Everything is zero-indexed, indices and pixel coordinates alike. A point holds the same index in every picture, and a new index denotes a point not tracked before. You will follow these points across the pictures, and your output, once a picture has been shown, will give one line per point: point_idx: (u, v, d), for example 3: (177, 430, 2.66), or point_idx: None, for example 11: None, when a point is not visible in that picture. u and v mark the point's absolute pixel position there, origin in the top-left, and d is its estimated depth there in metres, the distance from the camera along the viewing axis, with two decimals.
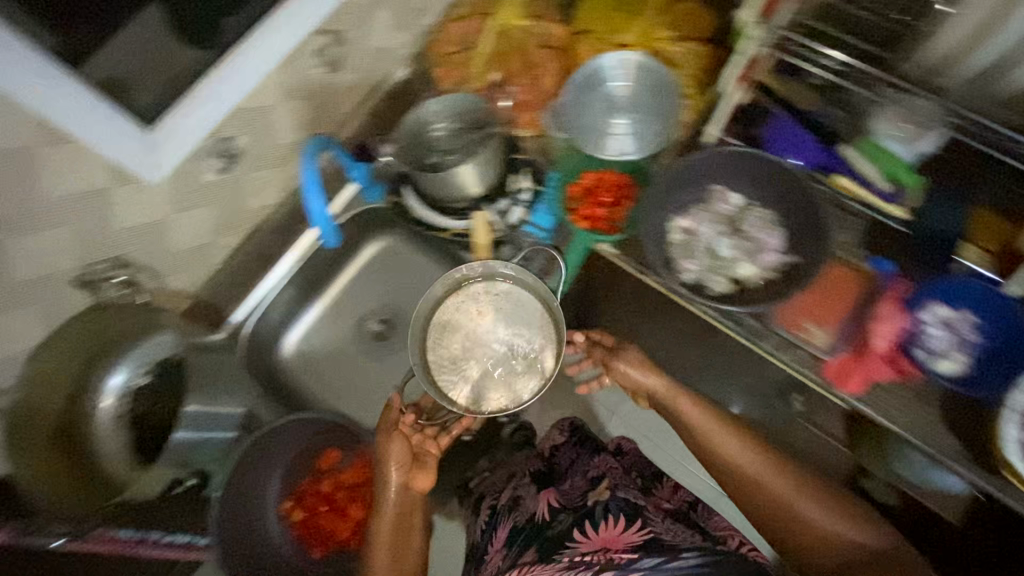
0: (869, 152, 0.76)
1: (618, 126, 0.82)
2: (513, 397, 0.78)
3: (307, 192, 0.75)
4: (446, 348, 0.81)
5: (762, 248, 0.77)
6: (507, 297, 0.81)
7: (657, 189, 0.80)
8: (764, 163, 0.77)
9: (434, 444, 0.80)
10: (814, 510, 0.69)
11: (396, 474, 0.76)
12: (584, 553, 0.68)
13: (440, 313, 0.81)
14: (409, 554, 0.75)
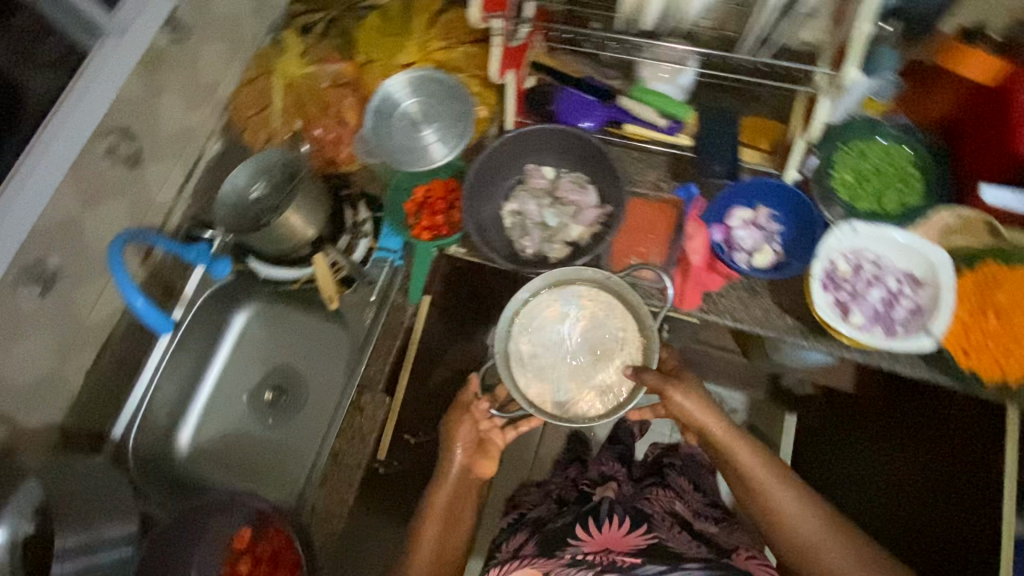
0: (643, 97, 0.85)
1: (425, 140, 0.86)
2: (587, 412, 0.77)
3: (122, 291, 0.75)
4: (530, 343, 0.80)
5: (581, 207, 0.85)
6: (604, 308, 0.79)
7: (477, 182, 0.84)
8: (556, 133, 0.84)
9: (499, 435, 0.88)
10: (817, 530, 0.70)
11: (462, 454, 0.86)
12: (585, 550, 0.71)
13: (531, 304, 0.80)
14: (458, 532, 0.84)
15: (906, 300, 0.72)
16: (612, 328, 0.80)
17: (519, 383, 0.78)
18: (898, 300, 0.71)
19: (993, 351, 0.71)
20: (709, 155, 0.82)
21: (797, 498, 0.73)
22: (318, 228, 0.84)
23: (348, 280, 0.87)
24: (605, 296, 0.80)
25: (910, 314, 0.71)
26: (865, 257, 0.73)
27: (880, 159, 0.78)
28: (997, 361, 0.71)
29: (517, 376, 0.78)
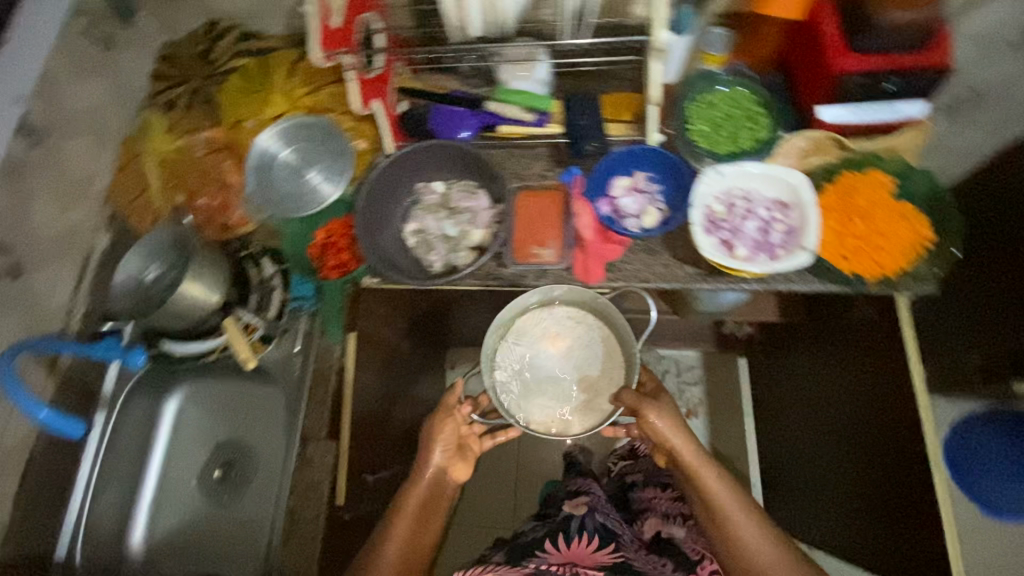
0: (508, 97, 0.90)
1: (309, 184, 0.88)
2: (566, 425, 0.89)
3: (13, 401, 0.70)
4: (516, 358, 0.91)
5: (476, 212, 0.88)
6: (585, 329, 0.92)
7: (369, 210, 0.86)
8: (432, 147, 0.88)
9: (476, 442, 0.96)
10: (755, 534, 0.79)
11: (440, 456, 0.89)
12: (552, 563, 0.85)
13: (521, 320, 0.92)
14: (426, 533, 0.86)
15: (779, 223, 0.78)
16: (588, 345, 0.92)
17: (504, 396, 0.90)
18: (773, 225, 0.77)
19: (868, 250, 0.78)
20: (579, 136, 0.87)
21: (745, 512, 0.81)
22: (221, 293, 0.83)
23: (265, 337, 0.87)
24: (589, 317, 0.92)
25: (786, 236, 0.77)
26: (736, 194, 0.80)
27: (727, 104, 0.84)
28: (874, 258, 0.78)
29: (500, 385, 0.90)
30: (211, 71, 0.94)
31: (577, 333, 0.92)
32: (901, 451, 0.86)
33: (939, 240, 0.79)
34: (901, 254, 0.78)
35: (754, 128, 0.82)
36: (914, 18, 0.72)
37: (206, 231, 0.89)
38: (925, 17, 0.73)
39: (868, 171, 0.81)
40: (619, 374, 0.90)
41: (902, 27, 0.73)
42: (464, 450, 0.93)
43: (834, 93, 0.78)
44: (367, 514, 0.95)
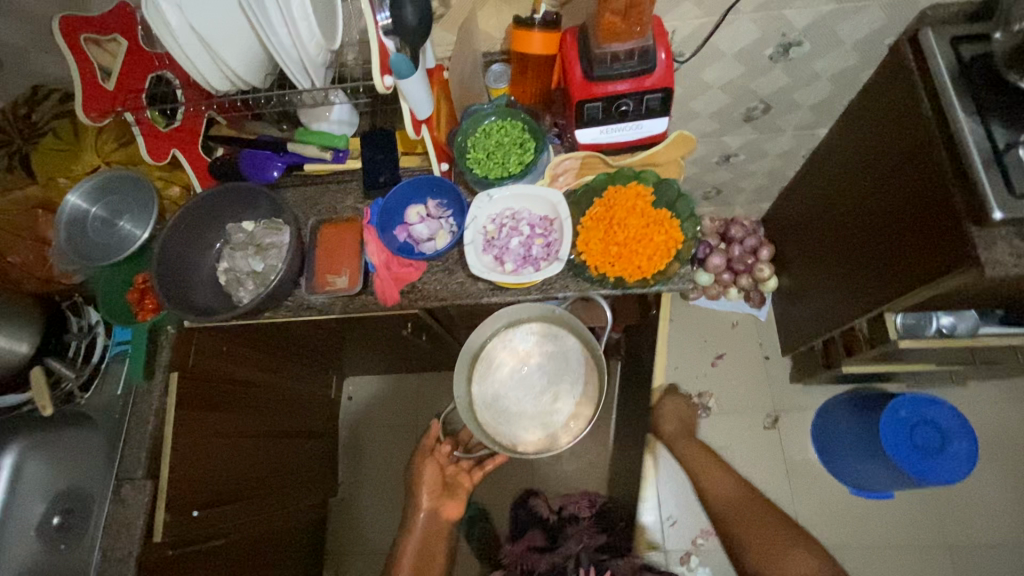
0: (305, 138, 0.94)
1: (121, 232, 0.93)
2: (550, 439, 0.93)
3: None
4: (493, 387, 0.95)
5: (277, 247, 0.93)
6: (553, 341, 0.95)
7: (176, 249, 0.91)
8: (230, 188, 0.92)
9: (465, 476, 1.13)
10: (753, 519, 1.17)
11: (428, 500, 1.10)
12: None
13: (486, 347, 0.96)
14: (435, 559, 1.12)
15: (540, 237, 0.87)
16: (557, 357, 0.95)
17: (489, 425, 0.93)
18: (535, 239, 0.86)
19: (629, 256, 0.85)
20: (372, 170, 0.94)
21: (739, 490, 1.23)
22: (30, 342, 0.89)
23: (88, 380, 0.94)
24: (556, 329, 0.96)
25: (546, 248, 0.86)
26: (505, 215, 0.88)
27: (497, 131, 0.91)
28: (633, 262, 0.85)
29: (482, 417, 0.94)
30: (28, 130, 0.97)
31: (547, 347, 0.95)
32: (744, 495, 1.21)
33: (687, 241, 0.87)
34: (657, 256, 0.85)
35: (521, 153, 0.90)
36: (635, 46, 0.80)
37: (26, 284, 0.95)
38: (648, 43, 0.80)
39: (628, 184, 0.89)
40: (591, 376, 0.94)
41: (620, 55, 0.80)
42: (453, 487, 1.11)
43: (581, 117, 0.86)
44: (207, 547, 0.98)
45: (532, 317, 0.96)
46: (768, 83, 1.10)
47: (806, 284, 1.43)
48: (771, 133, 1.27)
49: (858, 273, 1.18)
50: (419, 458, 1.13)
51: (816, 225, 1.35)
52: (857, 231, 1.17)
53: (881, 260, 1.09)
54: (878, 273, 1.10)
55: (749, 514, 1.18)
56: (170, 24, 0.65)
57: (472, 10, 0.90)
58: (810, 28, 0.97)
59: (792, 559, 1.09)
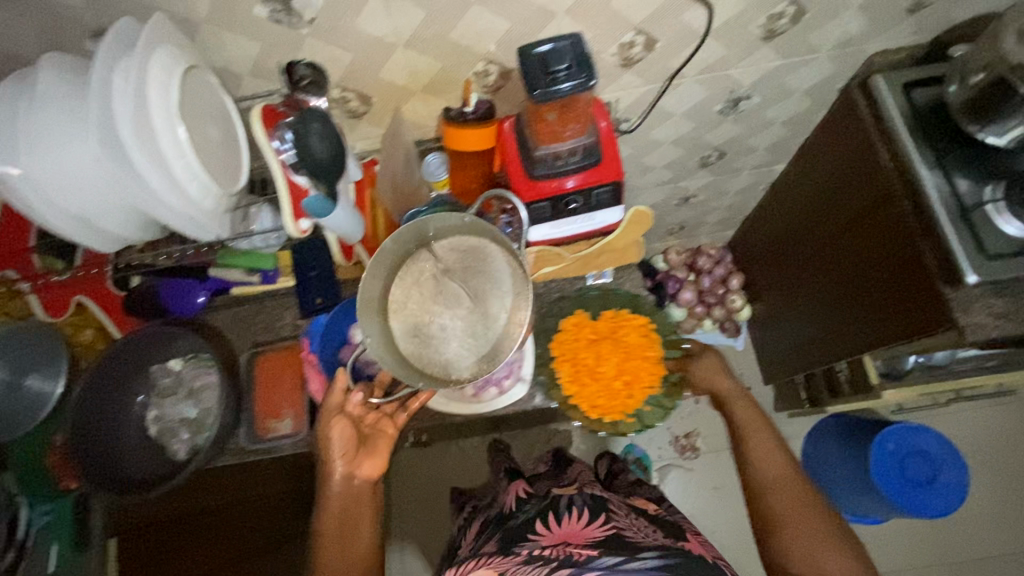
0: (229, 261, 0.83)
1: (30, 392, 0.82)
2: (493, 347, 0.76)
3: None
4: (413, 314, 0.78)
5: (207, 392, 0.84)
6: (473, 250, 0.79)
7: (89, 414, 0.80)
8: (146, 335, 0.82)
9: (388, 423, 0.82)
10: (814, 521, 0.76)
11: (340, 463, 0.78)
12: (544, 545, 0.73)
13: (405, 271, 0.80)
14: (357, 546, 0.77)
15: None
16: (486, 260, 0.78)
17: (415, 357, 0.77)
18: None
19: (635, 377, 0.84)
20: (307, 289, 0.85)
21: (785, 461, 0.82)
22: None
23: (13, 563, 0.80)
24: (472, 238, 0.80)
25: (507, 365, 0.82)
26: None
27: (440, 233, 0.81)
28: (641, 376, 0.84)
29: (408, 353, 0.77)
30: None
31: (467, 259, 0.79)
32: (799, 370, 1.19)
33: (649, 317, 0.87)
34: (652, 350, 0.85)
35: None
36: (574, 144, 0.74)
37: None
38: (588, 140, 0.74)
39: (564, 322, 0.86)
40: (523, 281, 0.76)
41: (562, 155, 0.75)
42: (376, 438, 0.80)
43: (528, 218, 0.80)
44: None
45: (441, 229, 0.80)
46: (721, 134, 1.05)
47: (782, 315, 1.38)
48: (729, 174, 1.22)
49: (835, 313, 1.13)
50: (323, 417, 0.78)
51: (785, 257, 1.30)
52: (828, 269, 1.13)
53: (856, 302, 1.05)
54: (855, 317, 1.06)
55: (802, 493, 0.79)
56: (34, 205, 0.55)
57: (396, 105, 0.82)
58: (758, 83, 0.92)
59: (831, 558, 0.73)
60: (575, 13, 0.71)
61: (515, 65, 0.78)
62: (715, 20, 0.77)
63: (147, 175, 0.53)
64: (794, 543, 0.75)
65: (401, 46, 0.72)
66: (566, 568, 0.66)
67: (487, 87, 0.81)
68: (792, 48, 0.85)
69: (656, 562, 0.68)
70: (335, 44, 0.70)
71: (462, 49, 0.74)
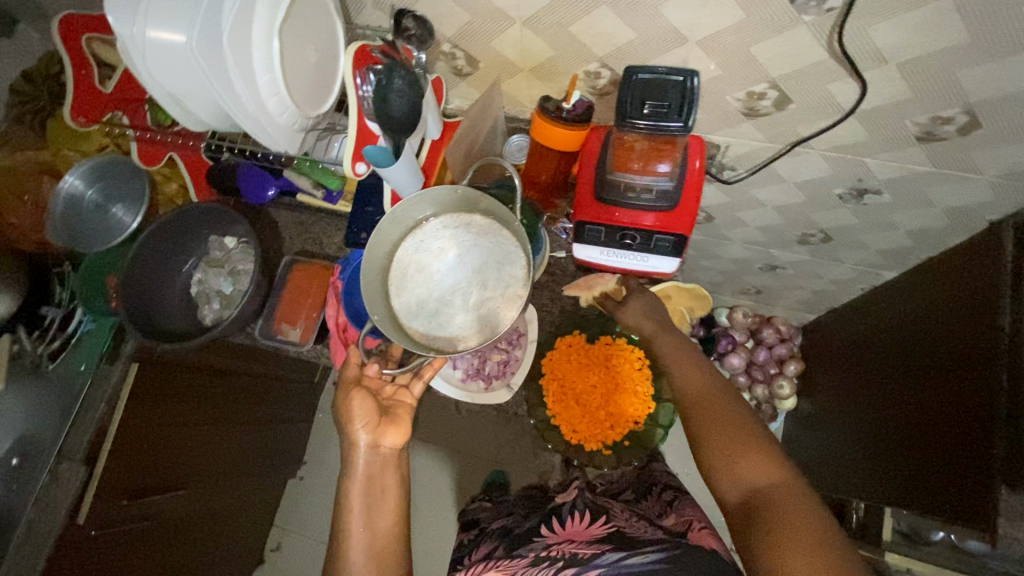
0: (301, 170, 0.88)
1: (113, 219, 0.94)
2: (495, 322, 0.78)
3: None
4: (415, 294, 0.81)
5: (246, 275, 0.91)
6: (466, 226, 0.80)
7: (145, 258, 0.86)
8: (214, 209, 0.89)
9: (404, 394, 0.84)
10: (738, 439, 0.67)
11: (365, 431, 0.79)
12: (548, 545, 0.71)
13: (397, 254, 0.81)
14: (384, 513, 0.75)
15: (499, 352, 0.86)
16: (485, 233, 0.80)
17: (416, 333, 0.80)
18: (492, 353, 0.86)
19: (620, 409, 0.86)
20: (356, 221, 0.88)
21: (705, 382, 0.74)
22: (9, 302, 0.89)
23: (57, 350, 0.95)
24: (469, 216, 0.81)
25: (501, 365, 0.86)
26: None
27: None
28: (627, 409, 0.86)
29: (410, 326, 0.80)
30: (55, 89, 0.98)
31: (463, 239, 0.80)
32: (861, 484, 1.05)
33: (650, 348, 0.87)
34: (642, 386, 0.86)
35: None
36: (652, 182, 0.70)
37: (21, 246, 0.94)
38: (669, 183, 0.69)
39: (558, 340, 0.88)
40: (522, 257, 0.78)
41: (635, 188, 0.70)
42: (394, 408, 0.82)
43: (579, 236, 0.76)
44: (146, 525, 1.02)
45: (440, 206, 0.80)
46: (832, 218, 0.94)
47: (826, 423, 1.26)
48: (828, 261, 1.10)
49: (874, 453, 1.03)
50: (341, 393, 0.82)
51: (854, 366, 1.17)
52: (887, 407, 1.01)
53: (900, 452, 0.94)
54: (892, 466, 0.96)
55: (722, 409, 0.70)
56: (145, 78, 0.60)
57: (499, 77, 0.81)
58: (893, 181, 0.80)
59: (746, 460, 0.64)
60: (707, 46, 0.65)
61: None
62: (866, 101, 0.67)
63: (235, 82, 0.56)
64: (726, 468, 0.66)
65: (519, 23, 0.70)
66: (570, 568, 0.64)
67: (593, 89, 0.77)
68: (949, 159, 0.73)
69: (659, 554, 0.62)
70: (455, 2, 0.69)
71: (579, 45, 0.70)
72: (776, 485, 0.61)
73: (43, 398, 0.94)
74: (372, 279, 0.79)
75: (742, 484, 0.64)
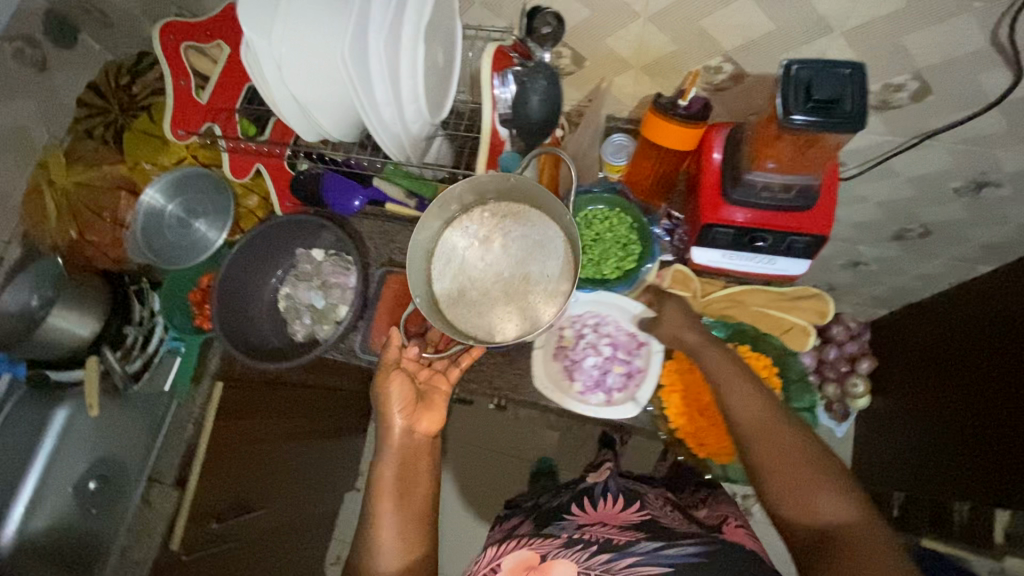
0: (392, 177, 0.85)
1: (195, 233, 0.93)
2: (537, 316, 0.74)
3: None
4: (457, 281, 0.76)
5: (340, 288, 0.89)
6: (512, 214, 0.76)
7: (236, 271, 0.85)
8: (303, 220, 0.85)
9: (443, 380, 0.79)
10: (804, 473, 0.58)
11: (402, 416, 0.72)
12: (579, 525, 0.69)
13: (440, 240, 0.77)
14: (416, 500, 0.69)
15: (620, 363, 0.80)
16: (530, 222, 0.76)
17: (455, 317, 0.75)
18: (613, 365, 0.80)
19: None
20: None
21: (758, 402, 0.64)
22: (93, 325, 0.85)
23: (138, 370, 0.92)
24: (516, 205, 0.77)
25: (624, 377, 0.79)
26: (586, 317, 0.81)
27: (601, 223, 0.80)
28: None
29: (449, 314, 0.75)
30: (127, 101, 0.94)
31: (509, 227, 0.76)
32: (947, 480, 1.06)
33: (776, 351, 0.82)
34: None
35: (623, 256, 0.81)
36: (792, 180, 0.66)
37: (98, 263, 0.93)
38: (809, 180, 0.66)
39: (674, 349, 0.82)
40: (567, 249, 0.75)
41: (771, 186, 0.67)
42: (431, 394, 0.76)
43: (704, 239, 0.74)
44: (227, 547, 0.97)
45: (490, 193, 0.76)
46: (937, 213, 0.91)
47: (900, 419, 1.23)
48: (920, 256, 1.07)
49: (945, 447, 1.07)
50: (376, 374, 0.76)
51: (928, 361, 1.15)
52: (960, 408, 1.04)
53: (980, 448, 0.98)
54: (969, 461, 1.00)
55: (781, 436, 0.61)
56: (273, 90, 0.58)
57: (606, 76, 0.77)
58: (1020, 173, 0.77)
59: (818, 498, 0.57)
60: (852, 37, 0.62)
61: (752, 71, 0.70)
62: (1016, 91, 0.64)
63: (375, 84, 0.54)
64: (787, 501, 0.59)
65: (643, 19, 0.66)
66: (607, 551, 0.60)
67: (710, 85, 0.74)
68: None
69: (698, 548, 0.60)
70: None
71: (705, 40, 0.67)
72: (854, 530, 0.54)
73: (130, 419, 0.93)
74: (416, 260, 0.75)
75: (807, 519, 0.57)
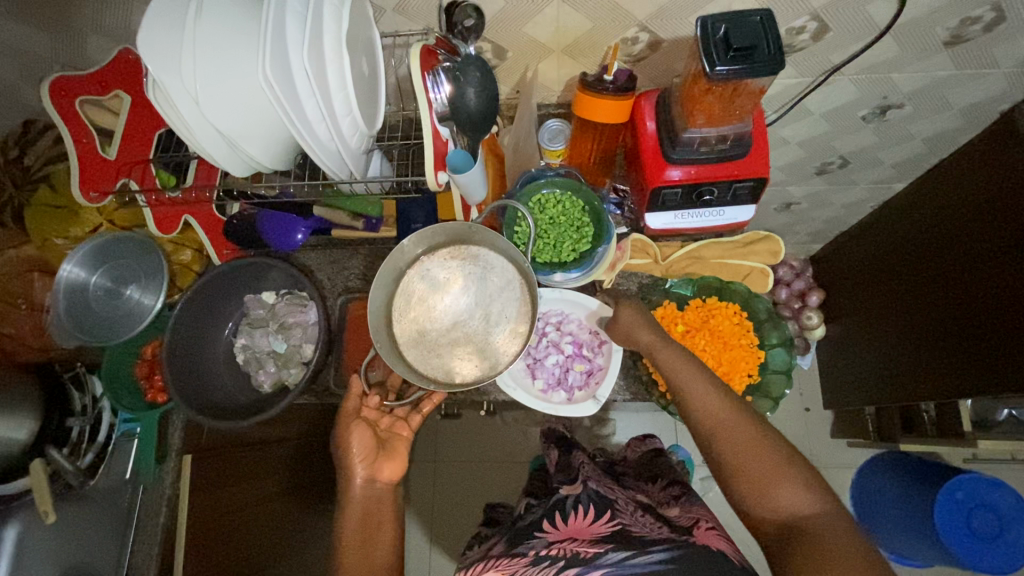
0: (334, 203, 0.82)
1: (130, 300, 0.86)
2: (494, 359, 0.74)
3: None
4: (417, 321, 0.75)
5: (303, 329, 0.84)
6: (472, 262, 0.76)
7: (183, 325, 0.79)
8: (248, 262, 0.80)
9: (405, 426, 0.79)
10: (763, 462, 0.59)
11: (361, 467, 0.72)
12: (549, 544, 0.64)
13: (403, 282, 0.76)
14: (377, 556, 0.66)
15: (581, 362, 0.82)
16: (486, 267, 0.76)
17: (416, 359, 0.74)
18: (574, 364, 0.81)
19: (733, 366, 0.82)
20: None
21: (722, 398, 0.65)
22: (30, 426, 0.76)
23: (92, 465, 0.82)
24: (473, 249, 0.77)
25: (585, 375, 0.81)
26: (546, 317, 0.84)
27: (553, 207, 0.79)
28: (739, 365, 0.83)
29: (409, 355, 0.74)
30: (19, 175, 0.83)
31: (467, 270, 0.76)
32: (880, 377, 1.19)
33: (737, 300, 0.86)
34: (745, 339, 0.84)
35: (577, 239, 0.81)
36: (726, 130, 0.69)
37: (19, 357, 0.79)
38: (744, 128, 0.69)
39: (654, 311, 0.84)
40: (525, 294, 0.75)
41: (707, 142, 0.70)
42: (393, 441, 0.76)
43: (654, 203, 0.76)
44: None
45: (446, 236, 0.76)
46: (853, 142, 0.97)
47: (851, 345, 1.31)
48: (843, 185, 1.14)
49: (889, 356, 1.15)
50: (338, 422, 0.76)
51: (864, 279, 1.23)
52: (896, 319, 1.12)
53: (920, 356, 1.05)
54: (906, 360, 1.09)
55: (744, 432, 0.62)
56: (192, 124, 0.55)
57: (531, 63, 0.78)
58: (917, 92, 0.84)
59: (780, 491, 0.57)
60: None
61: (668, 36, 0.72)
62: (901, 17, 0.69)
63: (304, 99, 0.53)
64: (748, 496, 0.59)
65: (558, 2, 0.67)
66: (573, 569, 0.57)
67: (630, 57, 0.77)
68: (969, 60, 0.77)
69: (664, 554, 0.58)
70: None
71: (619, 14, 0.68)
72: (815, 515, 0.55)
73: (94, 518, 0.84)
74: (376, 304, 0.74)
75: (773, 513, 0.57)
